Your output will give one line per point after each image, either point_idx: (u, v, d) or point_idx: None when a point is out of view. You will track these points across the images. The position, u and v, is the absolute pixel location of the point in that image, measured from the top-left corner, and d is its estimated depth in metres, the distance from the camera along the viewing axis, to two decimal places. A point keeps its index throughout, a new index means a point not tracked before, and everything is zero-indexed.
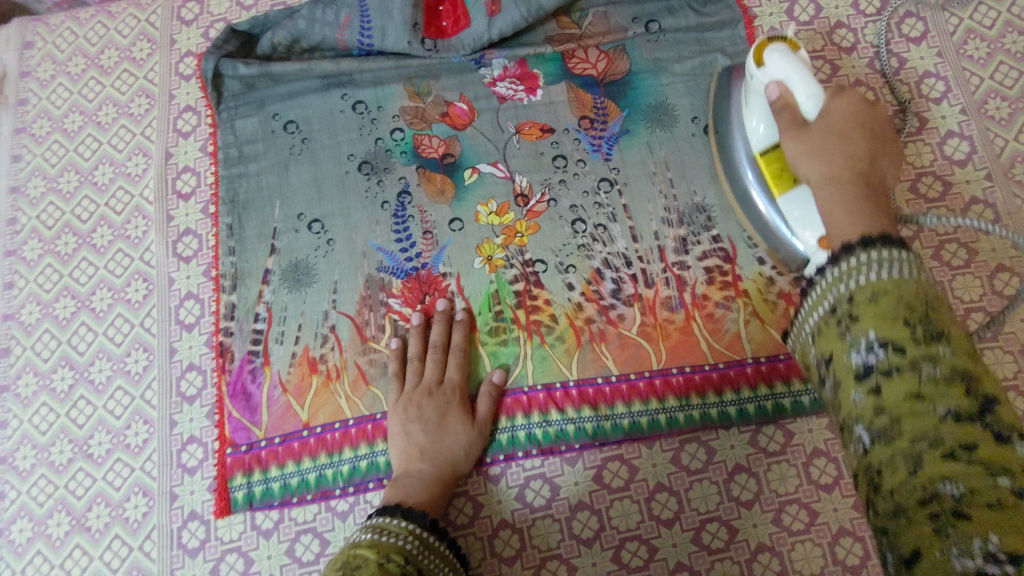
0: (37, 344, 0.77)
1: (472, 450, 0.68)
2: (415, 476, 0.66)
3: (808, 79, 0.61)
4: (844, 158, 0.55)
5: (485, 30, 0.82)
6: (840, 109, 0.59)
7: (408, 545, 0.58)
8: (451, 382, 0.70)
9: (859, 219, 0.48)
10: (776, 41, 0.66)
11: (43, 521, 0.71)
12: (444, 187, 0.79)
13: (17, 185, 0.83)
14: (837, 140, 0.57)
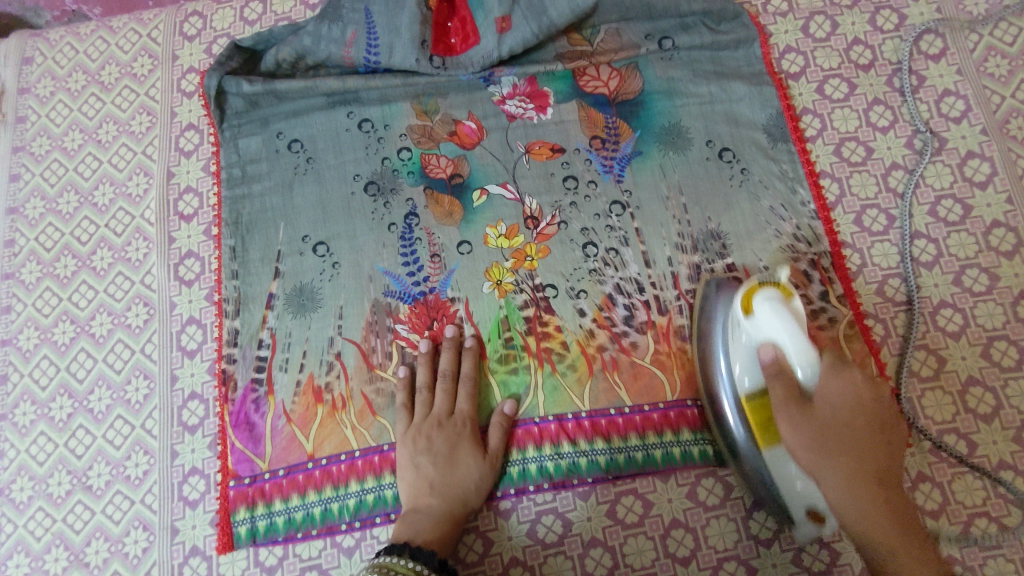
0: (35, 370, 0.75)
1: (484, 484, 0.66)
2: (425, 512, 0.63)
3: (803, 341, 0.53)
4: (857, 490, 0.52)
5: (496, 47, 0.79)
6: (844, 396, 0.53)
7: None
8: (461, 413, 0.69)
9: (847, 484, 0.52)
10: (767, 285, 0.57)
11: (40, 556, 0.69)
12: (451, 209, 0.77)
13: (15, 206, 0.81)
14: (840, 457, 0.53)
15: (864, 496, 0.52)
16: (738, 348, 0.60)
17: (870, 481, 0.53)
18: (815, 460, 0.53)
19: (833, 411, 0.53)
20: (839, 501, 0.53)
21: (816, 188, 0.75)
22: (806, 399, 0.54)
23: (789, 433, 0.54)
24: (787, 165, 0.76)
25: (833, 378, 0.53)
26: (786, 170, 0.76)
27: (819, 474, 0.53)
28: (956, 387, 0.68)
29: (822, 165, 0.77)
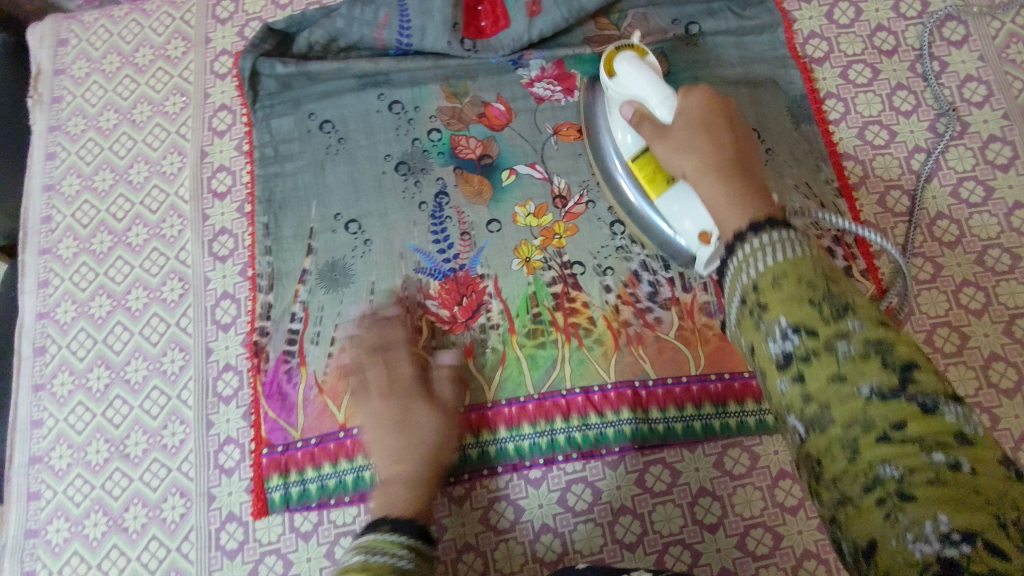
0: (73, 342, 0.77)
1: (440, 439, 0.66)
2: (399, 467, 0.63)
3: (659, 87, 0.65)
4: (711, 160, 0.58)
5: (526, 31, 0.81)
6: (690, 142, 0.60)
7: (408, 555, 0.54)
8: (409, 375, 0.68)
9: (726, 198, 0.53)
10: (625, 50, 0.69)
11: (80, 521, 0.71)
12: (481, 188, 0.79)
13: (52, 184, 0.83)
14: (698, 140, 0.60)
15: (748, 204, 0.51)
16: (616, 117, 0.70)
17: (748, 195, 0.52)
18: (684, 108, 0.62)
19: (687, 115, 0.61)
20: (696, 166, 0.59)
21: (838, 167, 0.78)
22: (662, 126, 0.64)
23: (663, 152, 0.62)
24: (812, 144, 0.79)
25: (699, 96, 0.62)
26: (810, 150, 0.78)
27: (699, 188, 0.58)
28: (979, 363, 0.70)
29: (845, 146, 0.79)
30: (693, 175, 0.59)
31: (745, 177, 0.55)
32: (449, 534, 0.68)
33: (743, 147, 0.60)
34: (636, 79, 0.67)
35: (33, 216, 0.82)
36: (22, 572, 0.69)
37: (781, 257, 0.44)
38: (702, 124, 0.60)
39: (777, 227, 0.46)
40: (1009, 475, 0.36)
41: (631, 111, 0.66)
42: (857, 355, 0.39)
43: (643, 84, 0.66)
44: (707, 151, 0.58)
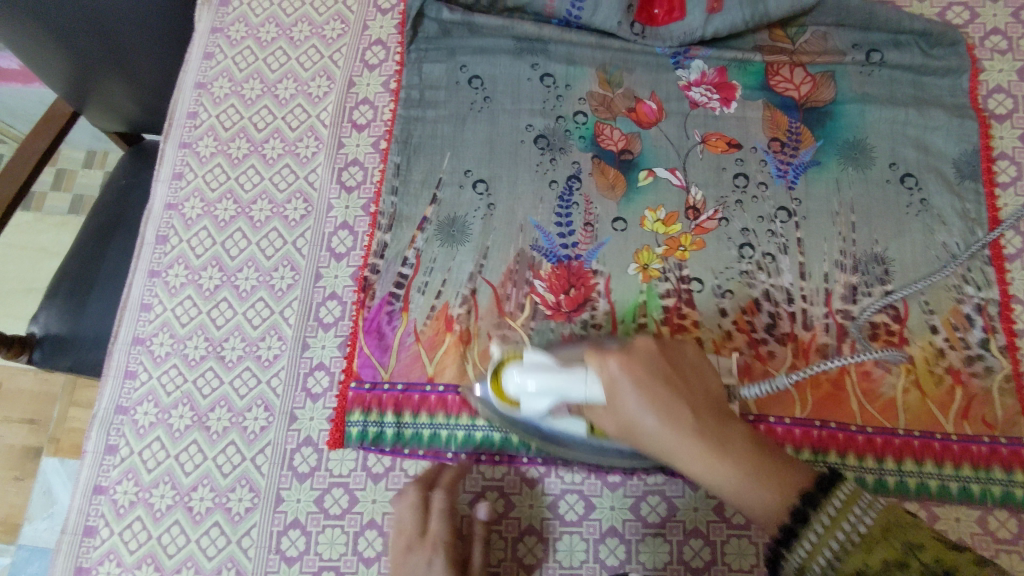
0: (193, 239, 0.79)
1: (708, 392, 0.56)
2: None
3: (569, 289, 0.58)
4: (675, 447, 0.52)
5: (701, 26, 0.77)
6: (632, 411, 0.54)
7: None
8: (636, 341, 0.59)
9: (708, 456, 0.51)
10: None
11: (168, 409, 0.73)
12: (615, 182, 0.76)
13: (204, 82, 0.85)
14: (655, 395, 0.53)
15: (739, 462, 0.50)
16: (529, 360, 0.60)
17: (748, 460, 0.50)
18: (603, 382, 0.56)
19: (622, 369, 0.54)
20: (670, 448, 0.53)
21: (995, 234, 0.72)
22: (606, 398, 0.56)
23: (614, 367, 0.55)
24: (970, 205, 0.73)
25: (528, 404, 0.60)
26: (968, 211, 0.73)
27: (683, 450, 0.52)
28: None
29: (1008, 214, 0.73)
30: (647, 429, 0.54)
31: (738, 434, 0.52)
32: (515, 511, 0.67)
33: (676, 378, 0.55)
34: (533, 331, 0.60)
35: (180, 109, 0.85)
36: (107, 444, 0.72)
37: (862, 537, 0.45)
38: (625, 381, 0.54)
39: (801, 506, 0.47)
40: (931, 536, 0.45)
41: (563, 410, 0.60)
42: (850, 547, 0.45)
43: None
44: (692, 406, 0.53)
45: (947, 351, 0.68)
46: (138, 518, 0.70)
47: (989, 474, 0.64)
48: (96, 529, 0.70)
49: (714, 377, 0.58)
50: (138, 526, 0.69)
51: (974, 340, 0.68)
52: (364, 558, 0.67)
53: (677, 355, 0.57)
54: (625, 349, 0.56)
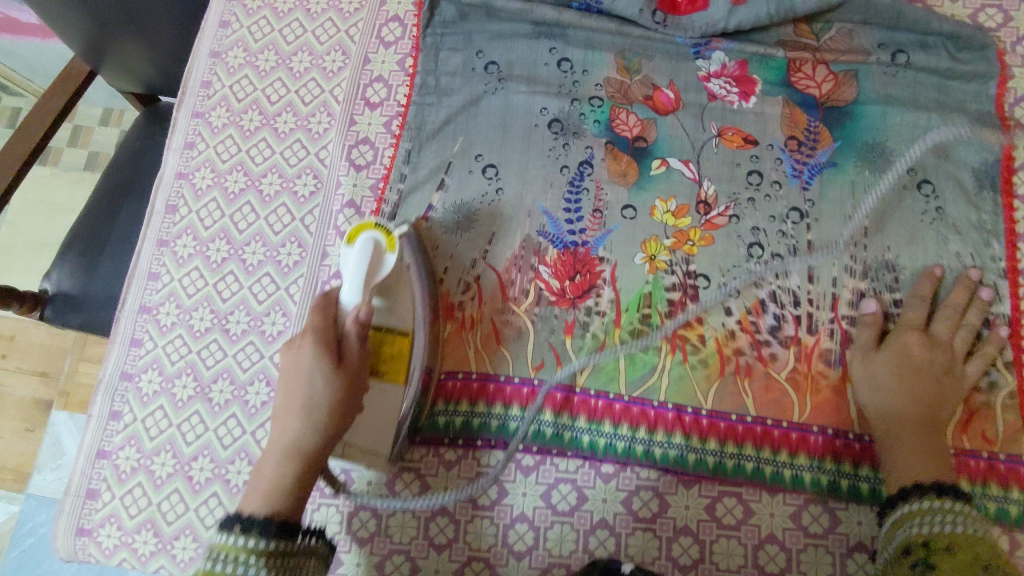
0: (202, 210, 0.79)
1: (315, 394, 0.58)
2: (267, 499, 0.54)
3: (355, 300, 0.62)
4: (322, 417, 0.58)
5: (724, 17, 0.76)
6: (334, 383, 0.59)
7: (274, 545, 0.52)
8: (353, 354, 0.61)
9: (308, 420, 0.58)
10: (377, 228, 0.64)
11: (171, 379, 0.74)
12: (627, 169, 0.75)
13: (218, 51, 0.85)
14: (308, 377, 0.59)
15: (307, 426, 0.58)
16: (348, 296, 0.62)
17: (329, 428, 0.58)
18: (291, 363, 0.60)
19: (353, 369, 0.61)
20: (286, 436, 0.58)
21: (1011, 248, 0.71)
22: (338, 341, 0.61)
23: (348, 361, 0.60)
24: (987, 216, 0.72)
25: (313, 313, 0.62)
26: (984, 222, 0.71)
27: (285, 424, 0.58)
28: None
29: None
30: (279, 417, 0.59)
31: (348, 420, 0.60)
32: (507, 498, 0.68)
33: (337, 410, 0.59)
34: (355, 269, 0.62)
35: (194, 78, 0.84)
36: (111, 410, 0.74)
37: None
38: (415, 275, 0.69)
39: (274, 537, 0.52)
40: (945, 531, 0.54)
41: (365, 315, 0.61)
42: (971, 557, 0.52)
43: (357, 275, 0.62)
44: (315, 436, 0.58)
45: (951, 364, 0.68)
46: (139, 485, 0.71)
47: (985, 489, 0.64)
48: (99, 492, 0.71)
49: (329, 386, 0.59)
50: (139, 492, 0.71)
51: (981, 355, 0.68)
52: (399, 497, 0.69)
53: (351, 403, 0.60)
54: (337, 357, 0.60)
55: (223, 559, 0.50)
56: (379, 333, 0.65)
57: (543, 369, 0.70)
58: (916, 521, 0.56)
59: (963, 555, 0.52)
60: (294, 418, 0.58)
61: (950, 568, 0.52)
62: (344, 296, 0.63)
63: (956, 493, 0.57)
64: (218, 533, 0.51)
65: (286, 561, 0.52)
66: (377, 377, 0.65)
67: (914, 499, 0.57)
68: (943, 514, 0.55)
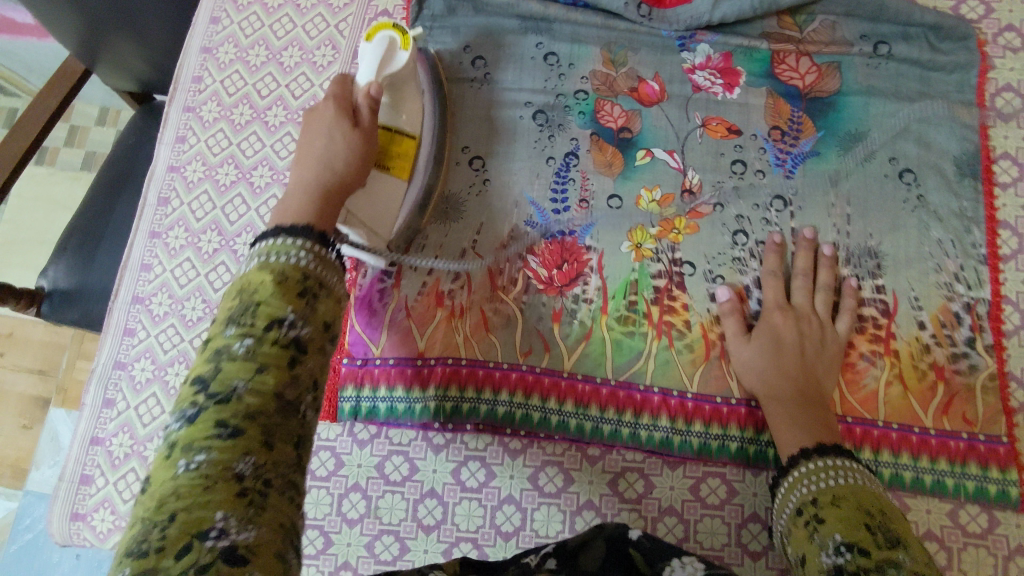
0: (194, 202, 0.80)
1: (336, 134, 0.58)
2: (299, 214, 0.50)
3: (372, 70, 0.65)
4: (337, 168, 0.56)
5: (708, 11, 0.77)
6: (352, 141, 0.58)
7: (283, 355, 0.42)
8: (366, 126, 0.60)
9: (316, 172, 0.55)
10: (393, 28, 0.67)
11: (164, 367, 0.75)
12: (613, 160, 0.76)
13: (209, 46, 0.86)
14: (320, 139, 0.58)
15: (317, 168, 0.56)
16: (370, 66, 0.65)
17: (347, 168, 0.57)
18: (312, 118, 0.60)
19: (369, 127, 0.60)
20: (302, 174, 0.55)
21: (991, 235, 0.72)
22: (354, 117, 0.60)
23: (363, 122, 0.60)
24: (967, 203, 0.73)
25: (332, 87, 0.63)
26: (965, 209, 0.72)
27: (299, 165, 0.56)
28: None
29: (1006, 214, 0.73)
30: (301, 158, 0.57)
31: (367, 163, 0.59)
32: (495, 481, 0.69)
33: (370, 139, 0.60)
34: (371, 53, 0.66)
35: (186, 74, 0.85)
36: (105, 398, 0.75)
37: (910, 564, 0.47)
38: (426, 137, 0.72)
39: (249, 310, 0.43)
40: (839, 483, 0.56)
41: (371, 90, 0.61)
42: (863, 503, 0.53)
43: (372, 63, 0.65)
44: (347, 170, 0.57)
45: (933, 347, 0.68)
46: (132, 470, 0.72)
47: (965, 469, 0.65)
48: (92, 478, 0.72)
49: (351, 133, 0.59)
50: (131, 477, 0.72)
51: (961, 338, 0.69)
52: (389, 481, 0.70)
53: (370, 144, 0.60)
54: (356, 122, 0.60)
55: (179, 448, 0.38)
56: (388, 134, 0.66)
57: (532, 355, 0.71)
58: (809, 483, 0.58)
59: (852, 504, 0.53)
60: (314, 154, 0.57)
61: (837, 516, 0.53)
62: (360, 78, 0.65)
63: (840, 452, 0.59)
64: (183, 410, 0.40)
65: (283, 402, 0.41)
66: (379, 168, 0.65)
67: (801, 464, 0.60)
68: (830, 472, 0.57)
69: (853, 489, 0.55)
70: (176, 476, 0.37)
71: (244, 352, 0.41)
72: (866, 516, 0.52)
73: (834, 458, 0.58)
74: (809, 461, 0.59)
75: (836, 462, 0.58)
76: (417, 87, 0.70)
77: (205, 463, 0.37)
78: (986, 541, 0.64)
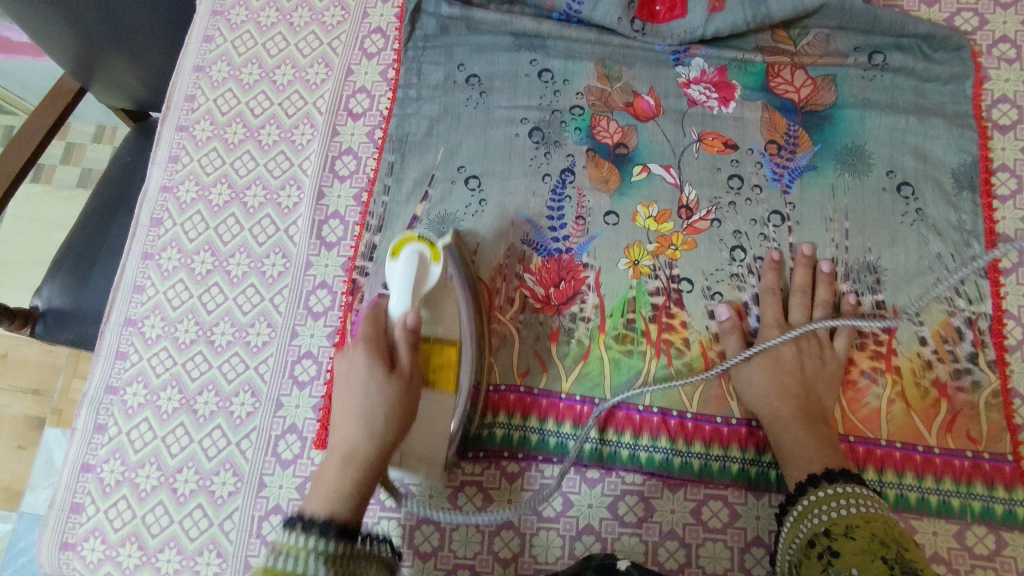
0: (187, 223, 0.79)
1: (373, 393, 0.57)
2: (333, 505, 0.53)
3: (405, 302, 0.61)
4: (379, 425, 0.56)
5: (702, 25, 0.76)
6: (390, 396, 0.58)
7: (324, 569, 0.49)
8: (403, 369, 0.59)
9: (356, 449, 0.55)
10: (421, 241, 0.63)
11: (156, 391, 0.74)
12: (609, 176, 0.75)
13: (202, 65, 0.85)
14: (353, 399, 0.58)
15: (357, 446, 0.56)
16: (402, 291, 0.61)
17: (386, 435, 0.57)
18: (348, 364, 0.60)
19: (407, 380, 0.59)
20: (341, 447, 0.56)
21: (990, 248, 0.71)
22: (394, 352, 0.60)
23: (399, 375, 0.59)
24: (966, 216, 0.72)
25: (365, 322, 0.61)
26: (964, 222, 0.72)
27: (344, 428, 0.57)
28: None
29: (1005, 227, 0.72)
30: (341, 421, 0.58)
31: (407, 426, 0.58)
32: (493, 505, 0.68)
33: (404, 409, 0.58)
34: (400, 285, 0.61)
35: (179, 92, 0.85)
36: (96, 424, 0.73)
37: None
38: (460, 291, 0.67)
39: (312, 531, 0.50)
40: (850, 510, 0.55)
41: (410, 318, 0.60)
42: (878, 533, 0.52)
43: (402, 291, 0.61)
44: (374, 445, 0.56)
45: (935, 363, 0.67)
46: (123, 498, 0.71)
47: (971, 489, 0.64)
48: (83, 506, 0.71)
49: (393, 381, 0.58)
50: (123, 505, 0.70)
51: (963, 354, 0.68)
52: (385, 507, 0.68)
53: (411, 403, 0.59)
54: (394, 368, 0.59)
55: None
56: (429, 344, 0.64)
57: (530, 375, 0.70)
58: (820, 511, 0.56)
59: (865, 534, 0.52)
60: (358, 411, 0.57)
61: (853, 549, 0.51)
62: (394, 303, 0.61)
63: (849, 477, 0.58)
64: None
65: None
66: (429, 388, 0.64)
67: (813, 491, 0.58)
68: (843, 501, 0.55)
69: (866, 518, 0.54)
70: None
71: None
72: (881, 548, 0.51)
73: (846, 485, 0.57)
74: (817, 487, 0.58)
75: (847, 489, 0.56)
76: (443, 239, 0.69)
77: None
78: (994, 562, 0.63)
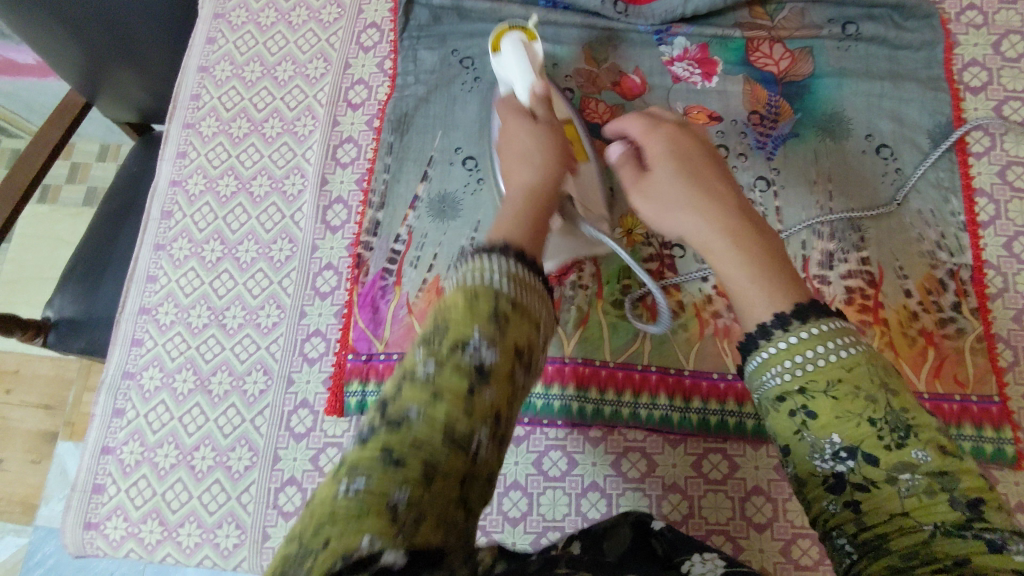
0: (197, 214, 0.83)
1: (536, 132, 0.60)
2: (512, 225, 0.48)
3: (523, 74, 0.70)
4: (548, 159, 0.57)
5: (682, 3, 0.80)
6: (536, 131, 0.60)
7: (508, 287, 0.41)
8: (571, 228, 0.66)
9: (537, 171, 0.56)
10: (515, 29, 0.75)
11: (172, 374, 0.77)
12: (601, 150, 0.76)
13: (206, 65, 0.89)
14: (528, 147, 0.58)
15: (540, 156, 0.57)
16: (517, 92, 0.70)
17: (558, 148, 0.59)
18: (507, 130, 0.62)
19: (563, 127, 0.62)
20: (523, 172, 0.56)
21: (969, 202, 0.74)
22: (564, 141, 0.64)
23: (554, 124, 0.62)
24: (944, 174, 0.75)
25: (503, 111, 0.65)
26: (942, 180, 0.75)
27: (520, 170, 0.56)
28: None
29: (981, 182, 0.75)
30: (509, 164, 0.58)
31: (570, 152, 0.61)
32: (500, 468, 0.70)
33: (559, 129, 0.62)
34: (514, 63, 0.71)
35: (184, 92, 0.88)
36: (115, 407, 0.76)
37: None
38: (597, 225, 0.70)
39: (500, 256, 0.43)
40: None
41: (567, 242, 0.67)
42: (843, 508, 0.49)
43: (517, 68, 0.71)
44: (552, 164, 0.57)
45: (920, 314, 0.70)
46: (143, 477, 0.73)
47: (960, 431, 0.66)
48: (104, 487, 0.73)
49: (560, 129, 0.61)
50: (143, 484, 0.73)
51: (947, 303, 0.70)
52: None
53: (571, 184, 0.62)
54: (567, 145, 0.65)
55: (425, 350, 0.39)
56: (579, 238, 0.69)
57: None
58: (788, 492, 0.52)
59: None
60: (524, 151, 0.58)
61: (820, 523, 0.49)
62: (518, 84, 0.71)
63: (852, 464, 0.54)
64: (427, 325, 0.41)
65: (511, 334, 0.40)
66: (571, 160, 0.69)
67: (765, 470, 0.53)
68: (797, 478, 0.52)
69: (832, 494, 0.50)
70: (415, 376, 0.38)
71: (424, 378, 0.38)
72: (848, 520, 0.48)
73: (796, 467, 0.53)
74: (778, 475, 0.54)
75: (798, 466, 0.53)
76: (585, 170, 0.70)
77: (438, 372, 0.38)
78: None
